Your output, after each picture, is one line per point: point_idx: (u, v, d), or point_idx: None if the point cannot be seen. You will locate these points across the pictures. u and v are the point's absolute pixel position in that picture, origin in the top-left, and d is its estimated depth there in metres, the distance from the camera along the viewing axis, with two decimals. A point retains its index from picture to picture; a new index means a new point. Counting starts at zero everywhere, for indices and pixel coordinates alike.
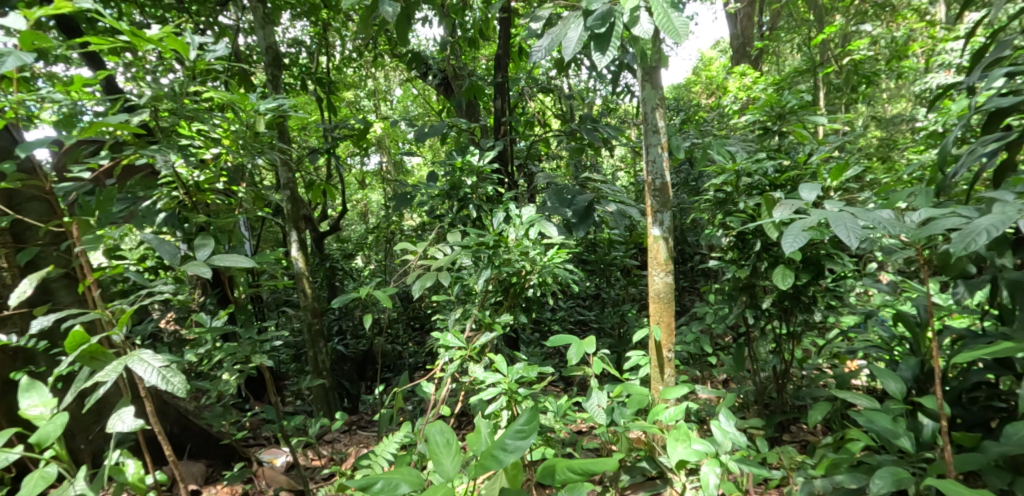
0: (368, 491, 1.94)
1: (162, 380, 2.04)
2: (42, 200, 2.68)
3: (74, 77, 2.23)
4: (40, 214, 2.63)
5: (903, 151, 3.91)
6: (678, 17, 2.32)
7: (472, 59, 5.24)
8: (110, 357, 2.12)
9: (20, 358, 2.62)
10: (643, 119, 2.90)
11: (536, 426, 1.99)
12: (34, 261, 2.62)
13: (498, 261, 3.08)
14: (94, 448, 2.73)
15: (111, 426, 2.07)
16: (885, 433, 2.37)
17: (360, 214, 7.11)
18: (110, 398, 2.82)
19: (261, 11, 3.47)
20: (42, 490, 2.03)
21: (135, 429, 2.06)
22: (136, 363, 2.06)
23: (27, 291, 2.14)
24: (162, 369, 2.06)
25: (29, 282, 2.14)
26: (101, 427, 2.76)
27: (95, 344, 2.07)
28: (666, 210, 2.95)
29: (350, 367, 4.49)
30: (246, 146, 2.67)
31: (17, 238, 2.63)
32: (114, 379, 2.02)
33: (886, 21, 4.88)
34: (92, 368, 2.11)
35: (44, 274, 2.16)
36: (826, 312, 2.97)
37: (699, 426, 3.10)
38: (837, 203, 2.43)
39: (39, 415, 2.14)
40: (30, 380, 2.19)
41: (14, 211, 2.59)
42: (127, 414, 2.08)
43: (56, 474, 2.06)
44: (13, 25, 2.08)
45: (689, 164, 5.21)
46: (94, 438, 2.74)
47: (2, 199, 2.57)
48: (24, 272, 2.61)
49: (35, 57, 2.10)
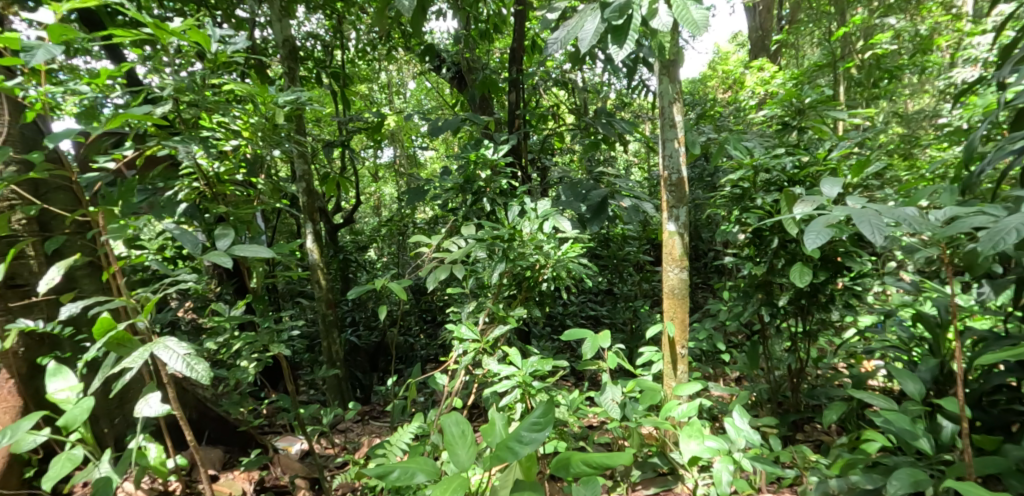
0: (384, 480, 1.92)
1: (187, 367, 2.04)
2: (66, 190, 2.70)
3: (100, 71, 2.20)
4: (66, 203, 2.65)
5: (925, 147, 3.87)
6: (697, 9, 2.32)
7: (487, 52, 5.22)
8: (136, 343, 2.13)
9: (47, 343, 2.63)
10: (659, 113, 2.90)
11: (553, 419, 1.98)
12: (60, 250, 2.68)
13: (513, 255, 3.08)
14: (117, 432, 2.74)
15: (137, 410, 2.08)
16: (903, 435, 2.32)
17: (373, 206, 7.19)
18: (134, 385, 2.85)
19: (278, 3, 3.47)
20: (69, 472, 2.06)
21: (160, 415, 2.07)
22: (162, 349, 2.06)
23: (55, 278, 2.17)
24: (186, 356, 2.06)
25: (58, 271, 2.16)
26: (127, 413, 2.79)
27: (121, 330, 2.08)
28: (682, 206, 2.93)
29: (363, 359, 4.52)
30: (265, 139, 2.69)
31: (44, 226, 2.63)
32: (140, 365, 2.02)
33: (911, 14, 4.76)
34: (117, 355, 2.12)
35: (71, 263, 2.18)
36: (844, 311, 2.95)
37: (712, 423, 3.11)
38: (860, 199, 2.32)
39: (66, 399, 2.17)
40: (57, 364, 2.24)
41: (41, 202, 2.60)
42: (153, 399, 2.09)
43: (82, 456, 2.10)
44: (42, 19, 2.08)
45: (704, 159, 5.15)
46: (119, 422, 2.75)
47: (29, 188, 2.58)
48: (50, 259, 2.63)
49: (65, 51, 2.10)
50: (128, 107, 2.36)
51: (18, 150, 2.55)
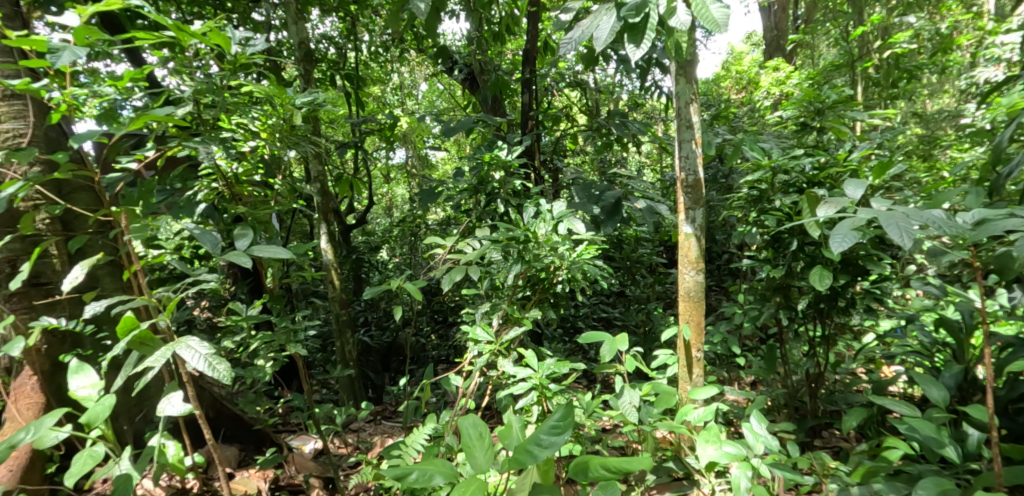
0: (403, 482, 1.91)
1: (208, 366, 2.03)
2: (89, 190, 2.71)
3: (123, 73, 2.20)
4: (88, 203, 2.66)
5: (946, 148, 3.81)
6: (716, 7, 2.29)
7: (500, 53, 5.20)
8: (158, 342, 2.13)
9: (69, 340, 2.65)
10: (676, 114, 2.87)
11: (572, 423, 1.95)
12: (83, 249, 2.69)
13: (529, 257, 3.05)
14: (137, 430, 2.74)
15: (159, 409, 2.07)
16: (929, 443, 2.28)
17: (384, 207, 7.20)
18: (154, 383, 2.85)
19: (293, 5, 3.47)
20: (91, 469, 2.06)
21: (183, 414, 2.06)
22: (184, 349, 2.05)
23: (79, 277, 2.15)
24: (209, 356, 2.05)
25: (81, 269, 2.14)
26: (146, 411, 2.79)
27: (144, 329, 2.07)
28: (699, 208, 2.89)
29: (375, 359, 4.51)
30: (283, 139, 2.65)
31: (66, 225, 2.65)
32: (163, 364, 2.00)
33: (931, 13, 4.69)
34: (139, 354, 2.12)
35: (95, 262, 2.16)
36: (866, 315, 2.90)
37: (728, 428, 3.07)
38: (885, 201, 2.26)
39: (88, 396, 2.17)
40: (79, 362, 2.24)
41: (64, 201, 2.61)
42: (176, 398, 2.08)
43: (104, 453, 2.09)
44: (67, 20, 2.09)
45: (719, 161, 5.10)
46: (138, 419, 2.76)
47: (52, 187, 2.59)
48: (73, 258, 2.65)
49: (90, 53, 2.11)
50: (149, 108, 2.36)
51: (42, 150, 2.58)
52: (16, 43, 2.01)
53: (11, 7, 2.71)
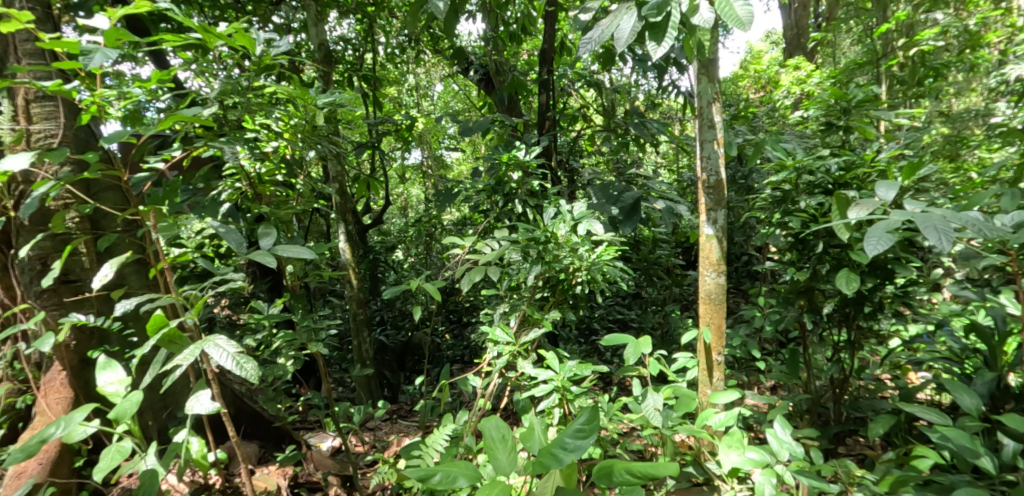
0: (426, 483, 1.88)
1: (236, 365, 2.01)
2: (116, 189, 2.72)
3: (151, 75, 2.19)
4: (116, 202, 2.67)
5: (974, 148, 3.74)
6: (741, 6, 2.24)
7: (516, 53, 5.18)
8: (186, 340, 2.11)
9: (96, 337, 2.65)
10: (697, 114, 2.83)
11: (598, 426, 1.92)
12: (111, 248, 2.69)
13: (549, 258, 3.01)
14: (161, 425, 2.74)
15: (187, 407, 2.06)
16: (963, 452, 2.23)
17: (399, 207, 7.19)
18: (179, 379, 2.85)
19: (313, 7, 3.48)
20: (118, 464, 2.05)
21: (211, 413, 2.04)
22: (212, 347, 2.04)
23: (108, 275, 2.14)
24: (236, 355, 2.03)
25: (111, 269, 2.13)
26: (171, 408, 2.79)
27: (173, 327, 2.06)
28: (720, 209, 2.85)
29: (390, 358, 4.50)
30: (305, 139, 2.63)
31: (95, 224, 2.66)
32: (192, 362, 1.99)
33: (958, 9, 4.61)
34: (168, 351, 2.10)
35: (124, 261, 2.15)
36: (894, 320, 2.84)
37: (749, 433, 3.02)
38: (920, 202, 2.21)
39: (115, 392, 2.15)
40: (108, 357, 2.22)
41: (93, 200, 2.62)
42: (204, 396, 2.07)
43: (132, 449, 2.08)
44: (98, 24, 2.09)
45: (738, 161, 5.04)
46: (163, 416, 2.75)
47: (80, 187, 2.60)
48: (101, 257, 2.67)
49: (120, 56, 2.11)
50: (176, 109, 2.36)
51: (73, 150, 2.61)
52: (48, 45, 2.02)
53: (43, 10, 2.73)
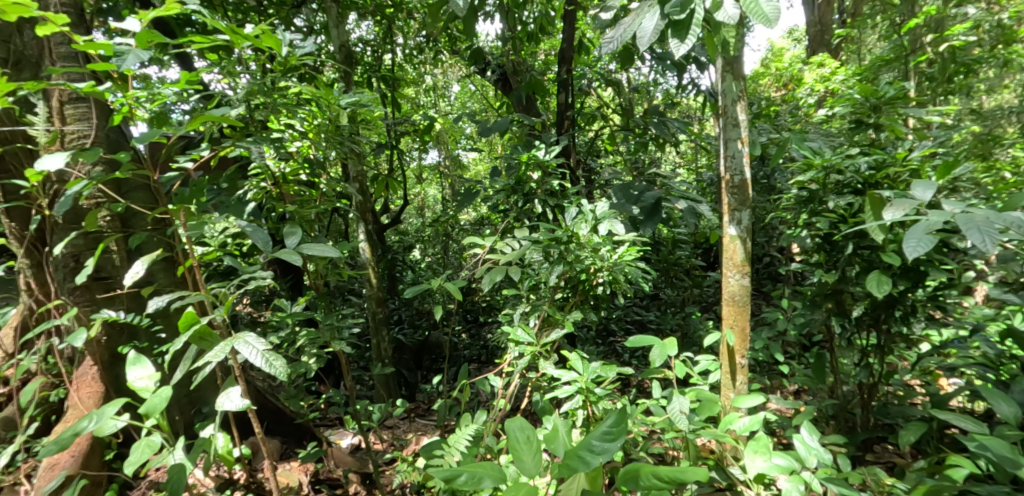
0: (452, 484, 1.85)
1: (266, 363, 1.99)
2: (146, 189, 2.72)
3: (181, 77, 2.18)
4: (145, 201, 2.67)
5: (1008, 146, 3.64)
6: (768, 2, 2.18)
7: (534, 52, 5.14)
8: (216, 337, 2.10)
9: (126, 332, 2.66)
10: (722, 112, 2.77)
11: (625, 429, 1.88)
12: (141, 246, 2.70)
13: (570, 258, 2.97)
14: (187, 420, 2.73)
15: (218, 404, 2.04)
16: (1003, 462, 2.17)
17: (416, 207, 7.18)
18: (208, 375, 2.84)
19: (335, 8, 3.47)
20: (148, 458, 2.04)
21: (242, 411, 2.02)
22: (242, 344, 2.02)
23: (140, 272, 2.11)
24: (266, 352, 2.01)
25: (142, 267, 2.11)
26: (198, 402, 2.78)
27: (204, 324, 2.05)
28: (745, 209, 2.79)
29: (408, 357, 4.48)
30: (328, 139, 2.60)
31: (126, 222, 2.67)
32: (223, 359, 1.97)
33: (989, 3, 4.50)
34: (198, 348, 2.08)
35: (156, 258, 2.14)
36: (927, 323, 2.76)
37: (774, 438, 2.96)
38: (959, 203, 2.15)
39: (145, 387, 2.14)
40: (137, 353, 2.21)
41: (123, 199, 2.63)
42: (234, 393, 2.05)
43: (161, 443, 2.07)
44: (131, 27, 2.07)
45: (760, 160, 4.96)
46: (190, 411, 2.75)
47: (111, 186, 2.61)
48: (132, 254, 2.68)
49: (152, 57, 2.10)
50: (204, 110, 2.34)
51: (105, 150, 2.63)
52: (83, 47, 2.00)
53: (79, 15, 2.75)
